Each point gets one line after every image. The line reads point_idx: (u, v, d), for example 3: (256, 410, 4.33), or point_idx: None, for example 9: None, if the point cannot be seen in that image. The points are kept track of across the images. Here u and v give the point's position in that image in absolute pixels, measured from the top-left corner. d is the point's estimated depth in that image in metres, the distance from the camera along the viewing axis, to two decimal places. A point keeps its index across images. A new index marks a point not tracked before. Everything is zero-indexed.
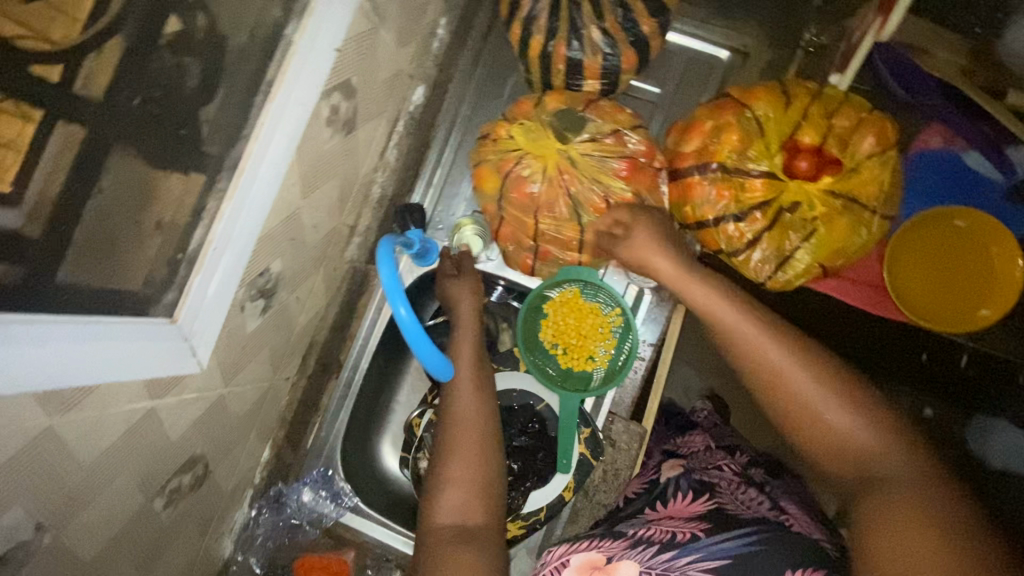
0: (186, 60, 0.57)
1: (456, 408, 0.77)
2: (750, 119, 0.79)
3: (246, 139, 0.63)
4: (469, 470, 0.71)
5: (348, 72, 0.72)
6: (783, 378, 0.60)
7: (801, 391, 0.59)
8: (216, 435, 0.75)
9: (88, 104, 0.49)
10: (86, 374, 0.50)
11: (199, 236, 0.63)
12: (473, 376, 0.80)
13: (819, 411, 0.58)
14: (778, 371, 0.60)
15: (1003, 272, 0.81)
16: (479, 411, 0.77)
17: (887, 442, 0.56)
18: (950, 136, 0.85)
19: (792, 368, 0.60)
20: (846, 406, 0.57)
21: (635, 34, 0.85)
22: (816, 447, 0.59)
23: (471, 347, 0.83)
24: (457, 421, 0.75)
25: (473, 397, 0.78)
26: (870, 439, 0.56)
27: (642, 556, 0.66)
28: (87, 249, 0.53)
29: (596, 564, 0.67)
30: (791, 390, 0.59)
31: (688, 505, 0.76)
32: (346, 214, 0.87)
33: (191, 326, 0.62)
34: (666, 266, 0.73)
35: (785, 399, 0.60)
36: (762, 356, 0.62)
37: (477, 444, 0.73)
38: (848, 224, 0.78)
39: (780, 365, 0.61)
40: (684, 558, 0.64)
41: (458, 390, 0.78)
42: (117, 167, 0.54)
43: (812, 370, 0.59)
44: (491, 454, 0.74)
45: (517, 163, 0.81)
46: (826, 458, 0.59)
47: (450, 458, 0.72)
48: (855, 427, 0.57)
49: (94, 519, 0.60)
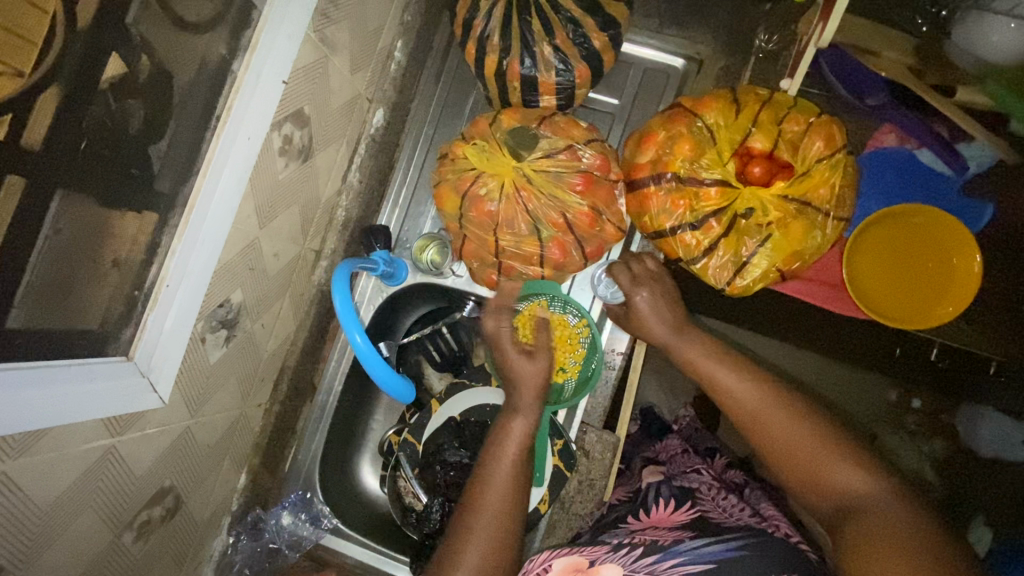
0: (129, 102, 0.58)
1: (487, 486, 0.70)
2: (702, 128, 0.79)
3: (196, 175, 0.65)
4: (483, 560, 0.65)
5: (300, 103, 0.73)
6: (760, 420, 0.69)
7: (777, 431, 0.67)
8: (187, 466, 0.76)
9: (31, 154, 0.50)
10: (39, 418, 0.51)
11: (154, 273, 0.64)
12: (519, 455, 0.73)
13: (769, 431, 0.68)
14: (756, 416, 0.69)
15: (962, 272, 0.82)
16: (512, 494, 0.70)
17: (858, 468, 0.61)
18: (905, 135, 0.87)
19: (768, 413, 0.68)
20: (818, 439, 0.64)
21: (587, 48, 0.86)
22: (802, 486, 0.64)
23: (524, 424, 0.76)
24: (484, 505, 0.68)
25: (510, 476, 0.71)
26: (842, 466, 0.62)
27: (625, 560, 0.67)
28: (43, 294, 0.54)
29: (580, 567, 0.68)
30: (769, 433, 0.68)
31: (671, 514, 0.77)
32: (310, 239, 0.88)
33: (149, 362, 0.63)
34: (645, 306, 0.84)
35: (766, 441, 0.68)
36: (741, 407, 0.71)
37: (501, 534, 0.67)
38: (803, 227, 0.78)
39: (757, 411, 0.70)
40: (667, 562, 0.63)
41: (493, 464, 0.72)
42: (63, 211, 0.54)
43: (786, 412, 0.68)
44: (510, 544, 0.67)
45: (475, 182, 0.82)
46: (812, 496, 0.63)
47: (468, 544, 0.66)
48: (827, 456, 0.63)
49: (59, 557, 0.61)
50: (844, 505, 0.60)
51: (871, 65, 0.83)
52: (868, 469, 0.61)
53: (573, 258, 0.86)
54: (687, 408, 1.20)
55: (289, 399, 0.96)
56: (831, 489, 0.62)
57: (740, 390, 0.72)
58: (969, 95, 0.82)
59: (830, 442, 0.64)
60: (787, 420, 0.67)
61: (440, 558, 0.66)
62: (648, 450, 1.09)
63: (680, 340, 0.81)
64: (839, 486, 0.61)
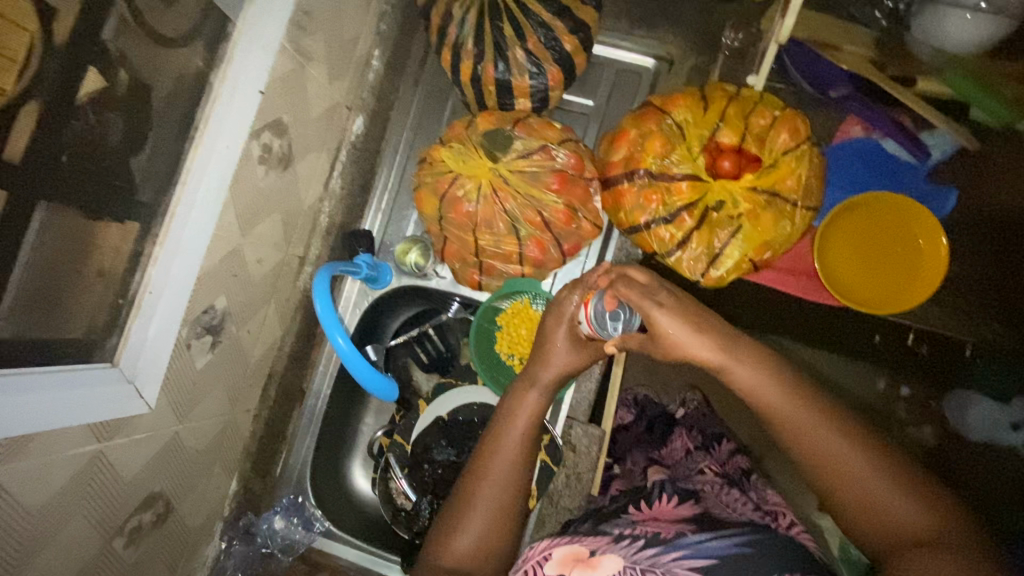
0: (108, 117, 0.60)
1: (492, 460, 0.69)
2: (672, 125, 0.82)
3: (177, 185, 0.67)
4: (482, 531, 0.67)
5: (277, 112, 0.75)
6: (799, 431, 0.59)
7: (822, 446, 0.58)
8: (176, 472, 0.77)
9: (11, 167, 0.52)
10: (25, 424, 0.53)
11: (139, 280, 0.66)
12: (529, 428, 0.70)
13: (822, 452, 0.57)
14: (803, 433, 0.59)
15: (928, 255, 0.84)
16: (520, 469, 0.69)
17: (920, 502, 0.54)
18: (868, 126, 0.91)
19: (811, 425, 0.59)
20: (875, 463, 0.56)
21: (558, 51, 0.89)
22: (849, 511, 0.57)
23: (536, 397, 0.71)
24: (490, 479, 0.68)
25: (519, 454, 0.69)
26: (902, 497, 0.55)
27: (626, 551, 0.63)
28: (30, 306, 0.56)
29: (579, 557, 0.64)
30: (813, 446, 0.58)
31: (674, 508, 0.77)
32: (294, 245, 0.90)
33: (135, 368, 0.65)
34: (668, 323, 0.64)
35: (805, 453, 0.59)
36: (767, 406, 0.61)
37: (503, 505, 0.68)
38: (773, 217, 0.81)
39: (799, 420, 0.59)
40: (670, 555, 0.62)
41: (502, 441, 0.70)
42: (47, 222, 0.56)
43: (835, 424, 0.58)
44: (512, 513, 0.69)
45: (452, 184, 0.83)
46: (858, 523, 0.57)
47: (468, 513, 0.68)
48: (886, 484, 0.55)
49: (50, 563, 0.62)
50: (900, 541, 0.54)
51: (831, 58, 0.85)
52: (933, 504, 0.54)
53: (552, 256, 0.88)
54: (695, 392, 1.22)
55: (279, 404, 0.97)
56: (884, 519, 0.55)
57: (753, 384, 0.62)
58: (929, 84, 0.86)
59: (892, 469, 0.56)
60: (833, 434, 0.58)
61: (440, 525, 0.69)
62: (649, 448, 1.10)
63: (717, 352, 0.63)
64: (899, 521, 0.54)
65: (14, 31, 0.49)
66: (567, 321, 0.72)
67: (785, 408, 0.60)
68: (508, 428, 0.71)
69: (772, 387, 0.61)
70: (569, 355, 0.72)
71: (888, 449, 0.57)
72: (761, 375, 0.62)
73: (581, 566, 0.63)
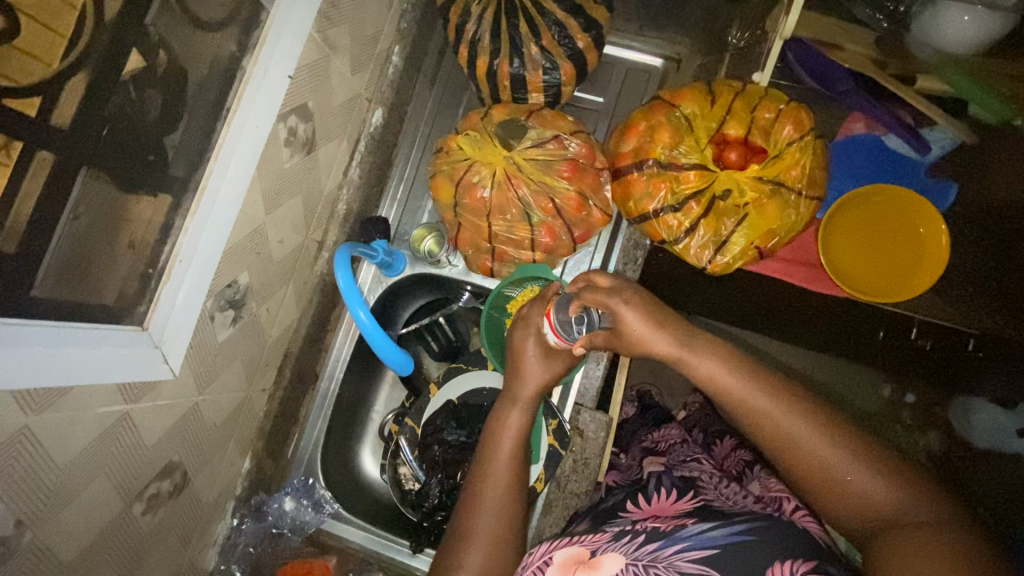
0: (147, 93, 0.63)
1: (486, 489, 0.72)
2: (679, 117, 0.85)
3: (208, 161, 0.69)
4: (487, 562, 0.69)
5: (303, 98, 0.79)
6: (766, 416, 0.60)
7: (787, 430, 0.59)
8: (193, 444, 0.79)
9: (59, 134, 0.55)
10: (59, 377, 0.55)
11: (167, 251, 0.68)
12: (516, 451, 0.74)
13: (781, 428, 0.59)
14: (762, 415, 0.60)
15: (930, 244, 0.90)
16: (513, 491, 0.72)
17: (885, 474, 0.56)
18: (872, 122, 0.95)
19: (775, 408, 0.60)
20: (838, 442, 0.58)
21: (572, 48, 0.92)
22: (822, 492, 0.58)
23: (520, 418, 0.76)
24: (487, 509, 0.71)
25: (510, 478, 0.73)
26: (862, 469, 0.56)
27: (626, 548, 0.62)
28: (64, 273, 0.59)
29: (581, 559, 0.63)
30: (773, 429, 0.60)
31: (674, 503, 0.76)
32: (313, 229, 0.93)
33: (162, 335, 0.67)
34: (634, 318, 0.68)
35: (772, 441, 0.60)
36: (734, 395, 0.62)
37: (504, 531, 0.71)
38: (777, 207, 0.83)
39: (764, 408, 0.61)
40: (670, 548, 0.60)
41: (492, 468, 0.73)
42: (87, 189, 0.59)
43: (788, 405, 0.60)
44: (514, 536, 0.72)
45: (468, 170, 0.87)
46: (831, 503, 0.58)
47: (471, 545, 0.70)
48: (852, 463, 0.57)
49: (72, 522, 0.63)
50: (876, 517, 0.55)
51: (835, 57, 0.91)
52: (897, 477, 0.56)
53: (563, 242, 0.91)
54: (698, 394, 1.25)
55: (293, 385, 0.99)
56: (855, 496, 0.56)
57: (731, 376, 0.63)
58: (929, 82, 0.91)
59: (854, 445, 0.58)
60: (798, 417, 0.59)
61: (446, 557, 0.71)
62: (644, 436, 1.10)
63: (677, 340, 0.66)
64: (869, 497, 0.56)
65: (50, 34, 0.53)
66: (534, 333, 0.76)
67: (753, 400, 0.61)
68: (496, 451, 0.74)
69: (739, 377, 0.62)
70: (544, 371, 0.76)
71: (849, 426, 0.59)
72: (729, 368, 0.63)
73: (584, 567, 0.62)
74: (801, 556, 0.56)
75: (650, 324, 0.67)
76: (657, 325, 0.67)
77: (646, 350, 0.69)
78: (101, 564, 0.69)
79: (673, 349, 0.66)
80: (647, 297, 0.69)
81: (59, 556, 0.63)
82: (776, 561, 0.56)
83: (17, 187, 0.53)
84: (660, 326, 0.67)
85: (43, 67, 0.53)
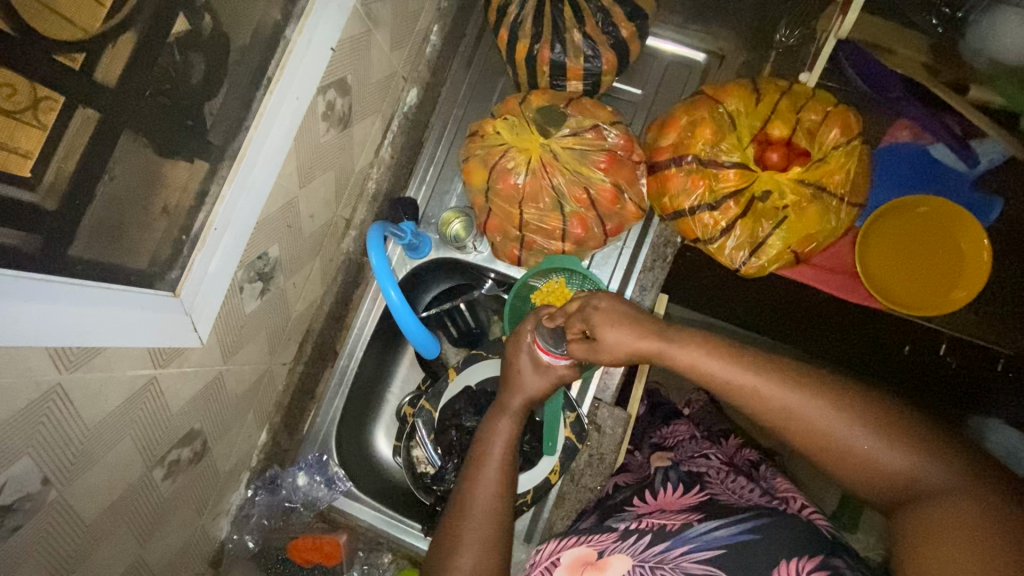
0: (191, 56, 0.62)
1: (475, 489, 0.70)
2: (723, 114, 0.83)
3: (247, 130, 0.67)
4: (478, 563, 0.64)
5: (343, 71, 0.77)
6: (761, 397, 0.56)
7: (784, 406, 0.55)
8: (214, 413, 0.79)
9: (104, 92, 0.55)
10: (93, 336, 0.55)
11: (202, 218, 0.67)
12: (505, 456, 0.73)
13: (777, 400, 0.55)
14: (756, 389, 0.56)
15: (971, 259, 0.89)
16: (501, 494, 0.70)
17: (899, 439, 0.51)
18: (920, 131, 0.94)
19: (771, 388, 0.56)
20: (839, 411, 0.53)
21: (615, 37, 0.90)
22: (835, 467, 0.54)
23: (510, 425, 0.75)
24: (476, 511, 0.68)
25: (499, 478, 0.71)
26: (869, 437, 0.51)
27: (633, 549, 0.61)
28: (98, 234, 0.59)
29: (588, 560, 0.62)
30: (771, 405, 0.55)
31: (679, 496, 0.74)
32: (342, 206, 0.93)
33: (192, 301, 0.66)
34: (615, 336, 0.68)
35: (769, 419, 0.56)
36: (741, 401, 0.58)
37: (493, 534, 0.66)
38: (818, 211, 0.82)
39: (757, 384, 0.56)
40: (677, 549, 0.58)
41: (483, 470, 0.71)
42: (126, 151, 0.59)
43: (781, 374, 0.56)
44: (503, 542, 0.67)
45: (503, 156, 0.85)
46: (849, 478, 0.54)
47: (462, 545, 0.66)
48: (858, 432, 0.52)
49: (96, 483, 0.63)
50: (892, 487, 0.51)
51: (885, 62, 0.91)
52: (912, 441, 0.50)
53: (594, 234, 0.90)
54: (700, 392, 1.23)
55: (312, 361, 1.00)
56: (867, 466, 0.52)
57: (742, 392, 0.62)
58: (981, 93, 0.88)
59: (857, 410, 0.52)
60: (794, 392, 0.55)
61: (436, 560, 0.67)
62: (654, 434, 1.08)
63: (659, 343, 0.65)
64: (884, 469, 0.51)
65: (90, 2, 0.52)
66: (526, 349, 0.77)
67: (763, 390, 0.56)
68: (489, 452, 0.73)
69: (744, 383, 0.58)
70: (538, 378, 0.77)
71: (850, 389, 0.54)
72: (740, 361, 0.58)
73: (591, 568, 0.61)
74: (806, 552, 0.53)
75: (652, 336, 0.65)
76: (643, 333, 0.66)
77: (664, 362, 0.65)
78: (119, 526, 0.69)
79: (696, 354, 0.61)
80: (619, 300, 0.71)
81: (81, 516, 0.63)
82: (781, 559, 0.53)
83: (58, 144, 0.53)
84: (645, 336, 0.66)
85: (81, 32, 0.52)
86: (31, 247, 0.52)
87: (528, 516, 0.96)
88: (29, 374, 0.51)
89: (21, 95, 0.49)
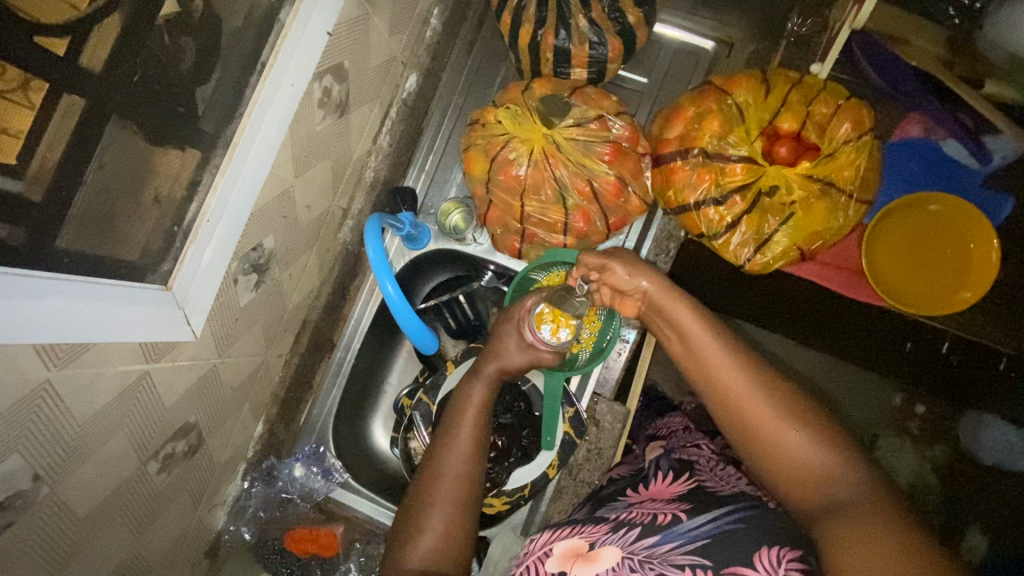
0: (181, 40, 0.59)
1: (447, 459, 0.70)
2: (732, 106, 0.80)
3: (240, 117, 0.65)
4: (448, 524, 0.66)
5: (340, 57, 0.74)
6: (715, 373, 0.64)
7: (734, 392, 0.62)
8: (209, 405, 0.78)
9: (90, 77, 0.52)
10: (82, 334, 0.53)
11: (194, 210, 0.65)
12: (479, 419, 0.74)
13: (722, 380, 0.64)
14: (712, 369, 0.65)
15: (979, 258, 0.88)
16: (473, 461, 0.70)
17: (826, 442, 0.58)
18: (931, 125, 0.93)
19: (728, 376, 0.63)
20: (790, 424, 0.59)
21: (621, 23, 0.88)
22: (764, 458, 0.60)
23: (483, 391, 0.77)
24: (447, 475, 0.69)
25: (471, 444, 0.71)
26: (801, 435, 0.58)
27: (624, 541, 0.59)
28: (86, 224, 0.57)
29: (579, 551, 0.60)
30: (727, 382, 0.63)
31: (669, 485, 0.73)
32: (339, 195, 0.90)
33: (186, 294, 0.64)
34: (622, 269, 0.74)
35: (719, 401, 0.64)
36: (724, 390, 0.63)
37: (464, 495, 0.68)
38: (826, 208, 0.80)
39: (713, 365, 0.65)
40: (667, 545, 0.56)
41: (455, 435, 0.72)
42: (114, 140, 0.57)
43: (739, 368, 0.63)
44: (472, 503, 0.68)
45: (505, 146, 0.83)
46: (774, 473, 0.59)
47: (433, 508, 0.66)
48: (791, 428, 0.59)
49: (88, 478, 0.63)
50: (812, 483, 0.57)
51: (902, 52, 0.90)
52: (835, 445, 0.57)
53: (596, 228, 0.88)
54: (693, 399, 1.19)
55: (309, 352, 0.98)
56: (795, 462, 0.58)
57: (739, 391, 0.62)
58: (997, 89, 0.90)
59: (794, 412, 0.60)
60: (748, 386, 0.62)
61: (404, 522, 0.67)
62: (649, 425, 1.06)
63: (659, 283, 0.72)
64: (810, 465, 0.57)
65: None
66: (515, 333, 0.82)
67: (720, 369, 0.64)
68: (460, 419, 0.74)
69: (715, 365, 0.64)
70: (521, 357, 0.81)
71: (794, 396, 0.61)
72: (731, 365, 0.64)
73: (582, 560, 0.58)
74: (788, 543, 0.53)
75: (646, 284, 0.73)
76: (634, 272, 0.74)
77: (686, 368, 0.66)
78: (113, 520, 0.69)
79: (691, 338, 0.67)
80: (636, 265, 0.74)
81: (74, 511, 0.63)
82: (768, 544, 0.53)
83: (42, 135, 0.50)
84: (639, 276, 0.73)
85: (71, 10, 0.50)
86: (16, 240, 0.50)
87: (525, 510, 0.96)
88: (17, 371, 0.50)
89: (11, 74, 0.47)
